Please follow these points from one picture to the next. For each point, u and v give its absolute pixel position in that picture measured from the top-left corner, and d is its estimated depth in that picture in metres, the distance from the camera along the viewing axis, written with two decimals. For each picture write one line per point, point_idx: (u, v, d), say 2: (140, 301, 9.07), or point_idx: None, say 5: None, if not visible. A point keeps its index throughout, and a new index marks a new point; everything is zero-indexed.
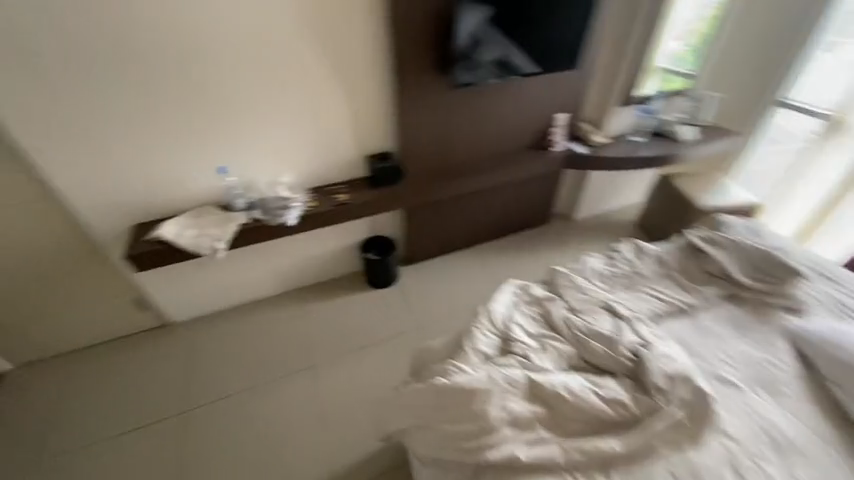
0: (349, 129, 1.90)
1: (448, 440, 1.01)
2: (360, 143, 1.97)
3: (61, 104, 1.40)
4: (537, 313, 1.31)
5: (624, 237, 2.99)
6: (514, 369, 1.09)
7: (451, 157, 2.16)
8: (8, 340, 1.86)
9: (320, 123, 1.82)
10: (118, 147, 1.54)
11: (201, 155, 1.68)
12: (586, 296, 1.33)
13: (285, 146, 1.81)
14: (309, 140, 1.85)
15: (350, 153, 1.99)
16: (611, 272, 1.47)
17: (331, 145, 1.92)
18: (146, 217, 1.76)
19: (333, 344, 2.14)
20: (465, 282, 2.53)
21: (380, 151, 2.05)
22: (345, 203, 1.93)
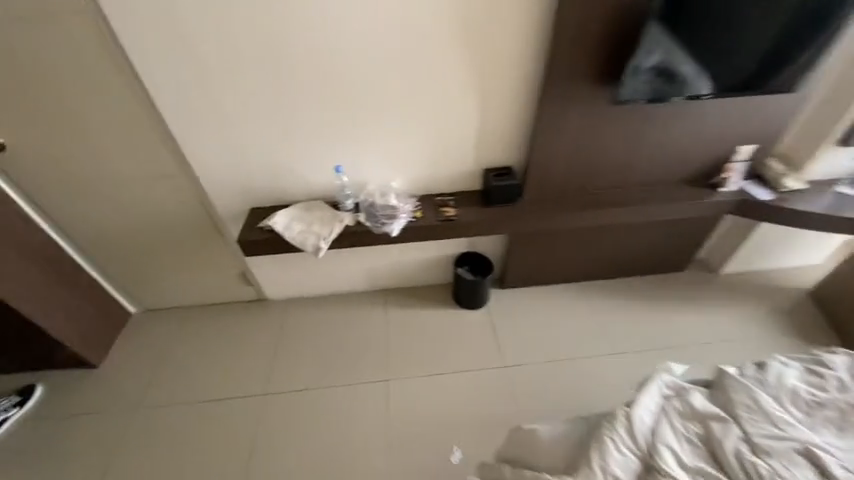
0: (472, 138, 1.68)
1: None
2: (479, 154, 1.75)
3: (205, 91, 1.42)
4: (697, 434, 0.97)
5: (789, 308, 2.29)
6: None
7: (583, 183, 1.83)
8: (141, 288, 2.13)
9: (443, 132, 1.64)
10: (248, 136, 1.55)
11: (320, 151, 1.63)
12: (780, 434, 0.96)
13: (402, 151, 1.68)
14: (427, 147, 1.68)
15: (467, 165, 1.78)
16: (816, 398, 1.04)
17: (449, 153, 1.73)
18: (262, 203, 1.80)
19: (410, 359, 2.02)
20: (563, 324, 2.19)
21: (500, 165, 1.80)
22: (453, 218, 1.74)
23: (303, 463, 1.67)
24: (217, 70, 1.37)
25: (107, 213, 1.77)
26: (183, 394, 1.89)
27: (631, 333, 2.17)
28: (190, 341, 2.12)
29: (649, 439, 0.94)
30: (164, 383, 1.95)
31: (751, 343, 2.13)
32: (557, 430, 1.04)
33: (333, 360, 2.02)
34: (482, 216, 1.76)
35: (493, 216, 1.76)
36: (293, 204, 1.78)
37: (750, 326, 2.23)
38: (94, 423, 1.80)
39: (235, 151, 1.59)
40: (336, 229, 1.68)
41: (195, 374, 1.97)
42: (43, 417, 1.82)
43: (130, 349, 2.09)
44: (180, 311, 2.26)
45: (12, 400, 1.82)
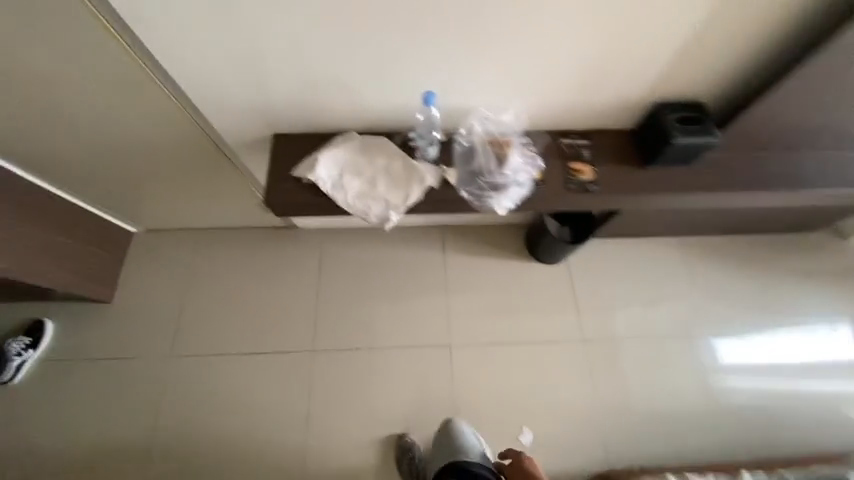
0: (656, 54, 0.98)
1: None
2: (653, 82, 1.05)
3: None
4: None
5: None
6: None
7: (794, 136, 1.17)
8: (136, 209, 1.66)
9: (623, 29, 0.91)
10: (275, 9, 0.84)
11: (402, 46, 0.93)
12: None
13: (538, 58, 0.97)
14: (581, 55, 0.97)
15: (628, 93, 1.09)
16: None
17: (606, 77, 1.04)
18: (296, 126, 1.16)
19: (474, 323, 1.74)
20: (653, 292, 1.86)
21: (678, 101, 1.12)
22: (590, 186, 1.15)
23: (366, 429, 1.57)
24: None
25: (56, 123, 1.15)
26: (218, 342, 1.67)
27: (730, 310, 1.85)
28: (214, 276, 1.78)
29: None
30: (193, 325, 1.70)
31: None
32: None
33: (386, 316, 1.74)
34: (632, 185, 1.16)
35: (649, 187, 1.16)
36: (347, 139, 1.15)
37: None
38: (124, 367, 1.61)
39: (253, 35, 0.90)
40: (414, 195, 1.11)
41: (227, 318, 1.71)
42: (66, 360, 1.61)
43: (143, 280, 1.77)
44: (191, 234, 1.84)
45: (24, 343, 1.58)
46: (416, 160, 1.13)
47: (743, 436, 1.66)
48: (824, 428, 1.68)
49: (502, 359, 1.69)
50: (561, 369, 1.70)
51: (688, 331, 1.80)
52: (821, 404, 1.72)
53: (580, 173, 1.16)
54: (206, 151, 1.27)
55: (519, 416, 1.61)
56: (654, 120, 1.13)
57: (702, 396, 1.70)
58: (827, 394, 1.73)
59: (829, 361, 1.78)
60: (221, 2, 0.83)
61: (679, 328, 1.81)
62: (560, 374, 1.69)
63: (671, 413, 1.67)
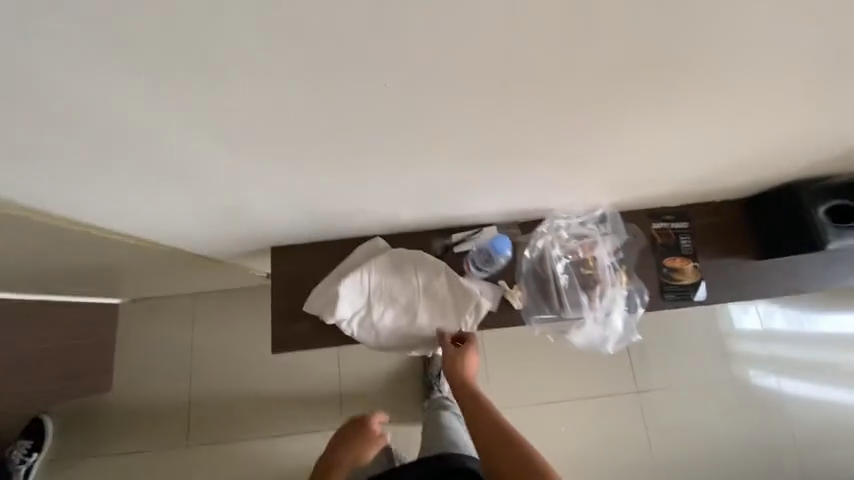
0: (808, 140, 0.67)
1: None
2: (789, 164, 0.75)
3: (52, 29, 0.30)
4: None
5: None
6: None
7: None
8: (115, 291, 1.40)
9: (793, 118, 0.59)
10: (266, 148, 0.51)
11: (460, 158, 0.61)
12: None
13: (661, 151, 0.65)
14: (725, 143, 0.65)
15: (754, 175, 0.78)
16: None
17: (728, 164, 0.73)
18: (301, 237, 0.86)
19: (522, 383, 1.52)
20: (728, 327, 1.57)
21: (815, 177, 0.81)
22: (696, 292, 0.87)
23: None
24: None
25: None
26: (238, 426, 1.52)
27: (818, 339, 1.57)
28: (223, 347, 1.58)
29: None
30: (207, 408, 1.53)
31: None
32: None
33: (417, 379, 1.56)
34: (751, 283, 0.89)
35: (773, 282, 0.89)
36: (376, 252, 0.87)
37: None
38: (141, 462, 1.48)
39: (233, 175, 0.57)
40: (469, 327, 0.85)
41: (242, 397, 1.54)
42: (75, 459, 1.47)
43: (144, 360, 1.56)
44: (184, 301, 1.60)
45: (25, 446, 1.41)
46: (465, 279, 0.85)
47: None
48: None
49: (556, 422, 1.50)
50: (625, 430, 1.49)
51: (752, 350, 1.56)
52: None
53: (682, 273, 0.88)
54: (189, 259, 0.98)
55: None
56: (784, 203, 0.83)
57: (782, 444, 1.49)
58: None
59: None
60: (170, 167, 0.52)
61: (740, 346, 1.55)
62: (624, 435, 1.49)
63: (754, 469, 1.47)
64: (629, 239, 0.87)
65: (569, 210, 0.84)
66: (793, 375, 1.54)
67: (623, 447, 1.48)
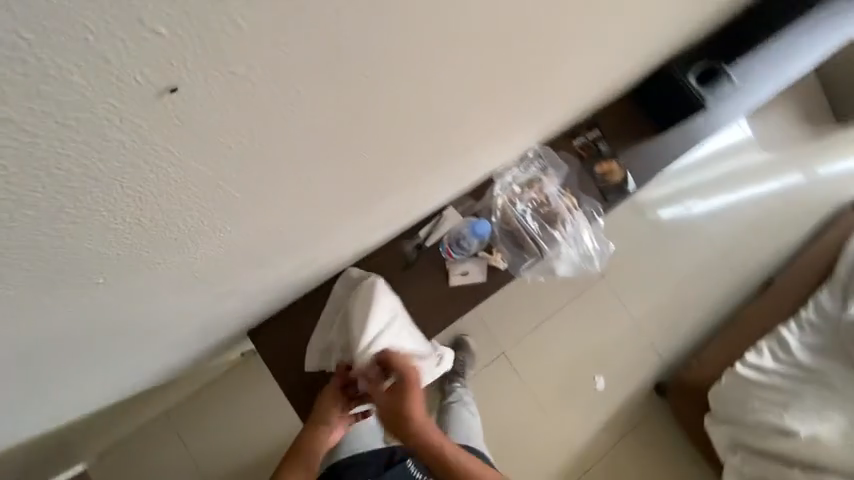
0: (674, 28, 0.77)
1: None
2: (661, 49, 0.85)
3: (50, 241, 0.26)
4: (816, 319, 1.33)
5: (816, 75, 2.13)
6: (832, 416, 1.12)
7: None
8: (64, 458, 1.07)
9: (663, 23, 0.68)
10: (250, 248, 0.47)
11: (420, 169, 0.60)
12: None
13: (577, 84, 0.71)
14: (627, 55, 0.72)
15: (639, 67, 0.88)
16: None
17: (619, 70, 0.81)
18: (283, 302, 0.80)
19: (521, 318, 1.61)
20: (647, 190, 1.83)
21: (676, 57, 0.96)
22: (629, 185, 0.98)
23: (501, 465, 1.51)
24: (37, 120, 0.19)
25: None
26: None
27: (699, 166, 1.91)
28: (232, 435, 1.28)
29: (798, 346, 1.27)
30: None
31: (799, 136, 2.08)
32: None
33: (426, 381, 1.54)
34: (664, 159, 1.03)
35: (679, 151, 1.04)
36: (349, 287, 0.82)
37: (789, 111, 2.09)
38: None
39: (217, 284, 0.52)
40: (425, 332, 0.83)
41: None
42: None
43: None
44: (154, 424, 1.25)
45: None
46: (376, 333, 0.72)
47: (749, 268, 1.87)
48: (787, 229, 1.96)
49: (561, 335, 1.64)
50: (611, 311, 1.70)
51: (658, 194, 1.84)
52: (770, 205, 1.96)
53: (612, 174, 0.98)
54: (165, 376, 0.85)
55: (600, 374, 1.63)
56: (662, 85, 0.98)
57: (712, 260, 1.83)
58: (770, 195, 1.97)
59: (770, 172, 2.00)
60: (123, 314, 0.44)
61: (649, 195, 1.82)
62: (613, 314, 1.70)
63: (705, 291, 1.80)
64: (563, 166, 0.95)
65: (508, 164, 0.89)
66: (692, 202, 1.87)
67: (616, 325, 1.69)
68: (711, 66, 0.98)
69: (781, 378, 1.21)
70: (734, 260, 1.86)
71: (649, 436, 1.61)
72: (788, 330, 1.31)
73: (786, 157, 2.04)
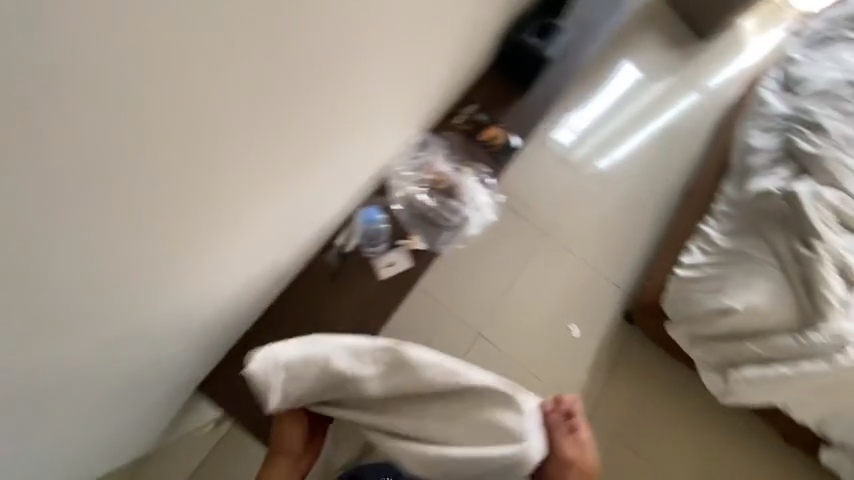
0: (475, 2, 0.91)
1: (815, 386, 1.16)
2: (481, 21, 0.99)
3: None
4: (726, 209, 1.45)
5: (664, 9, 2.41)
6: (759, 286, 1.23)
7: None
8: None
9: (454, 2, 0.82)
10: (147, 277, 0.52)
11: (288, 181, 0.68)
12: (775, 166, 1.43)
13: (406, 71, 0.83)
14: (442, 26, 0.85)
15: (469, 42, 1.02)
16: (790, 122, 1.50)
17: (447, 49, 0.94)
18: (223, 338, 0.84)
19: (481, 290, 1.68)
20: (557, 141, 1.99)
21: (506, 33, 1.13)
22: (512, 144, 1.10)
23: None
24: None
25: None
26: None
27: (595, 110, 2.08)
28: None
29: (719, 236, 1.38)
30: None
31: (672, 60, 2.32)
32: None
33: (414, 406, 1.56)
34: (530, 115, 1.16)
35: (547, 103, 1.19)
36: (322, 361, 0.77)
37: (653, 44, 2.34)
38: None
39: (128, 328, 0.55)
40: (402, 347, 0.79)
41: None
42: None
43: None
44: None
45: None
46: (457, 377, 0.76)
47: (667, 186, 2.03)
48: (687, 143, 2.15)
49: (523, 293, 1.72)
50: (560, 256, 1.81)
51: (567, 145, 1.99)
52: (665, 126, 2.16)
53: (496, 138, 1.09)
54: (128, 450, 0.85)
55: (569, 317, 1.72)
56: (505, 56, 1.13)
57: (634, 190, 1.99)
58: (663, 118, 2.17)
59: (656, 100, 2.21)
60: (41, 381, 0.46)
61: (559, 148, 1.97)
62: (563, 259, 1.80)
63: (637, 217, 1.94)
64: (445, 149, 1.07)
65: (400, 160, 1.01)
66: (599, 144, 2.03)
67: (568, 268, 1.79)
68: (541, 28, 1.13)
69: (708, 264, 1.32)
70: (651, 179, 2.03)
71: (633, 364, 1.70)
72: (707, 225, 1.43)
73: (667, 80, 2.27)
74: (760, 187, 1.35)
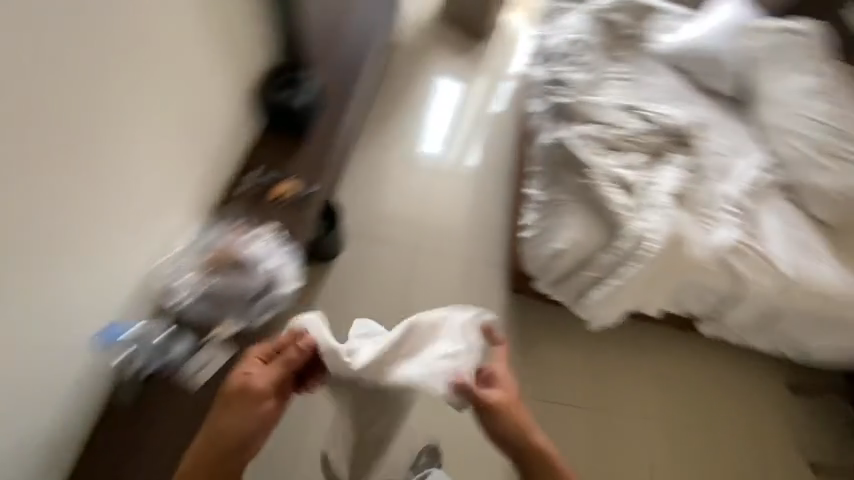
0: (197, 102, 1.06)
1: (640, 283, 1.33)
2: (225, 112, 1.15)
3: None
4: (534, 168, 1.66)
5: (446, 34, 2.85)
6: (569, 221, 1.42)
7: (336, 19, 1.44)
8: None
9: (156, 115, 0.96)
10: None
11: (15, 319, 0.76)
12: (551, 117, 1.65)
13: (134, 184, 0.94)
14: (161, 134, 0.98)
15: (221, 130, 1.15)
16: (549, 77, 1.75)
17: (188, 143, 1.06)
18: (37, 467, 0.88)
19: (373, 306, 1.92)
20: (389, 167, 2.30)
21: (259, 98, 1.19)
22: (308, 191, 1.17)
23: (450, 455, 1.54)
24: None
25: None
26: None
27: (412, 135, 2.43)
28: None
29: (533, 192, 1.58)
30: None
31: (469, 65, 2.75)
32: (656, 219, 1.31)
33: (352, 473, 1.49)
34: (315, 161, 1.22)
35: (332, 142, 1.27)
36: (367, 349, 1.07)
37: (447, 64, 2.74)
38: None
39: None
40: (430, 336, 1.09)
41: None
42: None
43: None
44: None
45: None
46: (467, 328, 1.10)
47: (496, 172, 2.36)
48: (500, 131, 2.52)
49: (410, 295, 1.99)
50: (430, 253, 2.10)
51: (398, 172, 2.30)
52: (476, 125, 2.53)
53: (283, 193, 1.16)
54: None
55: (454, 297, 2.01)
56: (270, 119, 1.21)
57: (467, 186, 2.30)
58: (472, 119, 2.53)
59: (461, 106, 2.58)
60: None
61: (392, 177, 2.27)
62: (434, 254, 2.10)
63: (479, 207, 2.23)
64: (243, 220, 1.12)
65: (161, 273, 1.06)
66: (423, 160, 2.35)
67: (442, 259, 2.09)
68: (289, 82, 1.23)
69: (531, 218, 1.50)
70: (481, 171, 2.34)
71: None
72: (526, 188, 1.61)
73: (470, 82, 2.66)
74: (543, 141, 1.57)
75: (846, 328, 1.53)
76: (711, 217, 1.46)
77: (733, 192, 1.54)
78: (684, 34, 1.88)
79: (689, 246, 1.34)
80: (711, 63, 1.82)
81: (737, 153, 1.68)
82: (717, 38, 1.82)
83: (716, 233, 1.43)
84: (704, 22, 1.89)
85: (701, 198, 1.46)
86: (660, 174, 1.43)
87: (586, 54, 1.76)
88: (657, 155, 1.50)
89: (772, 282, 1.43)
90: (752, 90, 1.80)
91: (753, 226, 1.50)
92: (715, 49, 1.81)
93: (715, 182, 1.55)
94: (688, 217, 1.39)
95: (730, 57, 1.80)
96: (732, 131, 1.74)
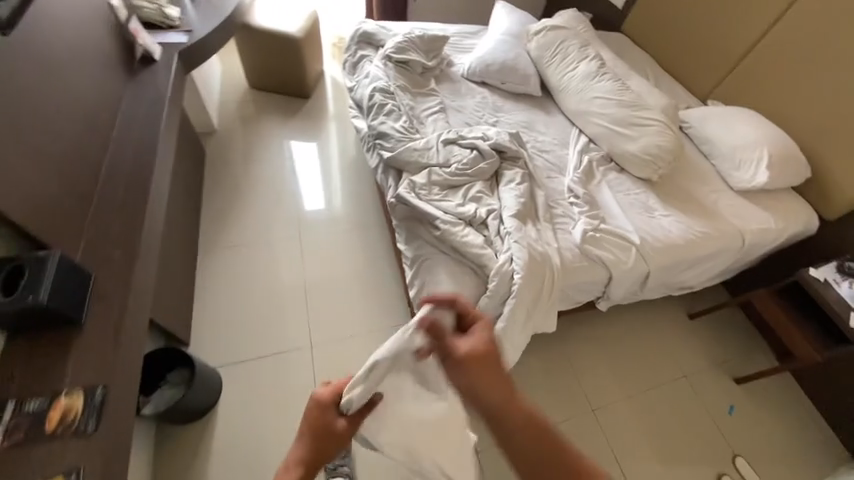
0: None
1: (528, 312, 1.29)
2: None
3: None
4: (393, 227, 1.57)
5: (268, 106, 2.69)
6: (441, 276, 1.33)
7: (83, 160, 1.17)
8: None
9: None
10: None
11: None
12: (387, 173, 1.59)
13: None
14: None
15: None
16: (371, 131, 1.68)
17: None
18: None
19: (279, 440, 1.60)
20: (253, 268, 2.02)
21: None
22: (96, 398, 0.88)
23: None
24: None
25: None
26: None
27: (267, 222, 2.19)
28: None
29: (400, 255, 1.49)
30: None
31: (305, 129, 2.62)
32: (514, 246, 1.28)
33: None
34: (103, 352, 0.94)
35: (118, 315, 1.00)
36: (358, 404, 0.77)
37: (281, 135, 2.56)
38: None
39: None
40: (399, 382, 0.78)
41: None
42: None
43: None
44: None
45: None
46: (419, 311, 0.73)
47: (370, 230, 2.23)
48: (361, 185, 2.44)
49: None
50: (328, 344, 1.86)
51: (266, 270, 2.03)
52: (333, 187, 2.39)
53: (69, 414, 0.85)
54: None
55: None
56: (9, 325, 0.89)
57: (346, 255, 2.14)
58: (326, 183, 2.39)
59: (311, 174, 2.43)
60: None
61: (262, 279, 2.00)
62: (331, 342, 1.86)
63: (366, 273, 2.08)
64: None
65: None
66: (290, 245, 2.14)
67: (342, 343, 1.85)
68: (18, 265, 0.91)
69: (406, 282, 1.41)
70: (355, 234, 2.21)
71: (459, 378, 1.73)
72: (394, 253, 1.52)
73: (311, 146, 2.54)
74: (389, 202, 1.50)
75: (700, 262, 1.69)
76: (560, 220, 1.51)
77: (574, 184, 1.63)
78: (477, 53, 1.98)
79: (551, 258, 1.34)
80: (510, 71, 1.94)
81: (560, 146, 1.81)
82: (504, 51, 1.96)
83: (569, 231, 1.48)
84: (490, 38, 2.02)
85: (544, 204, 1.51)
86: (501, 197, 1.44)
87: (395, 100, 1.74)
88: (494, 178, 1.53)
89: (632, 255, 1.51)
90: (550, 86, 1.97)
91: (597, 209, 1.59)
92: (507, 59, 1.94)
93: (551, 183, 1.64)
94: (540, 229, 1.42)
95: (521, 63, 1.95)
96: (548, 128, 1.87)
